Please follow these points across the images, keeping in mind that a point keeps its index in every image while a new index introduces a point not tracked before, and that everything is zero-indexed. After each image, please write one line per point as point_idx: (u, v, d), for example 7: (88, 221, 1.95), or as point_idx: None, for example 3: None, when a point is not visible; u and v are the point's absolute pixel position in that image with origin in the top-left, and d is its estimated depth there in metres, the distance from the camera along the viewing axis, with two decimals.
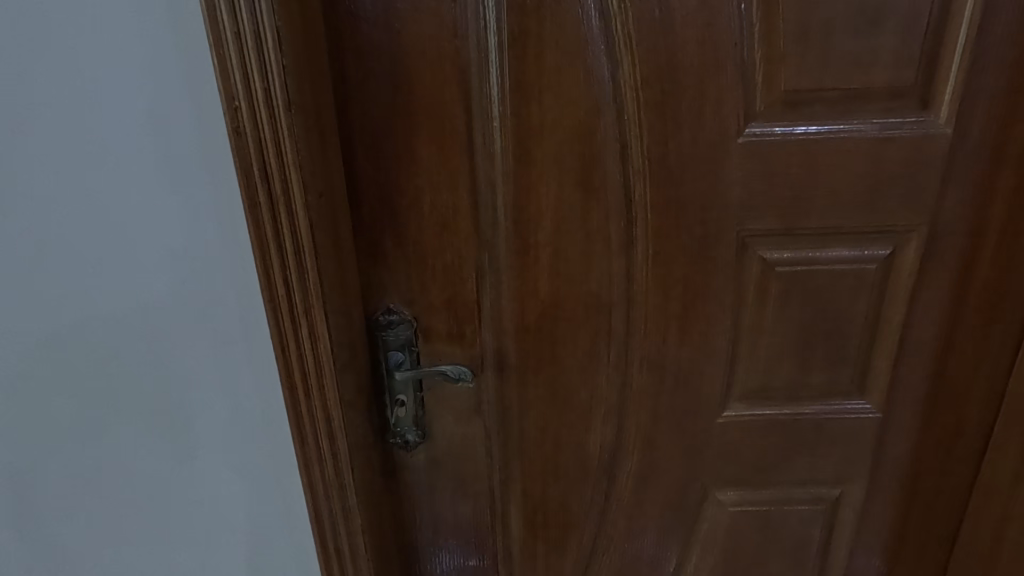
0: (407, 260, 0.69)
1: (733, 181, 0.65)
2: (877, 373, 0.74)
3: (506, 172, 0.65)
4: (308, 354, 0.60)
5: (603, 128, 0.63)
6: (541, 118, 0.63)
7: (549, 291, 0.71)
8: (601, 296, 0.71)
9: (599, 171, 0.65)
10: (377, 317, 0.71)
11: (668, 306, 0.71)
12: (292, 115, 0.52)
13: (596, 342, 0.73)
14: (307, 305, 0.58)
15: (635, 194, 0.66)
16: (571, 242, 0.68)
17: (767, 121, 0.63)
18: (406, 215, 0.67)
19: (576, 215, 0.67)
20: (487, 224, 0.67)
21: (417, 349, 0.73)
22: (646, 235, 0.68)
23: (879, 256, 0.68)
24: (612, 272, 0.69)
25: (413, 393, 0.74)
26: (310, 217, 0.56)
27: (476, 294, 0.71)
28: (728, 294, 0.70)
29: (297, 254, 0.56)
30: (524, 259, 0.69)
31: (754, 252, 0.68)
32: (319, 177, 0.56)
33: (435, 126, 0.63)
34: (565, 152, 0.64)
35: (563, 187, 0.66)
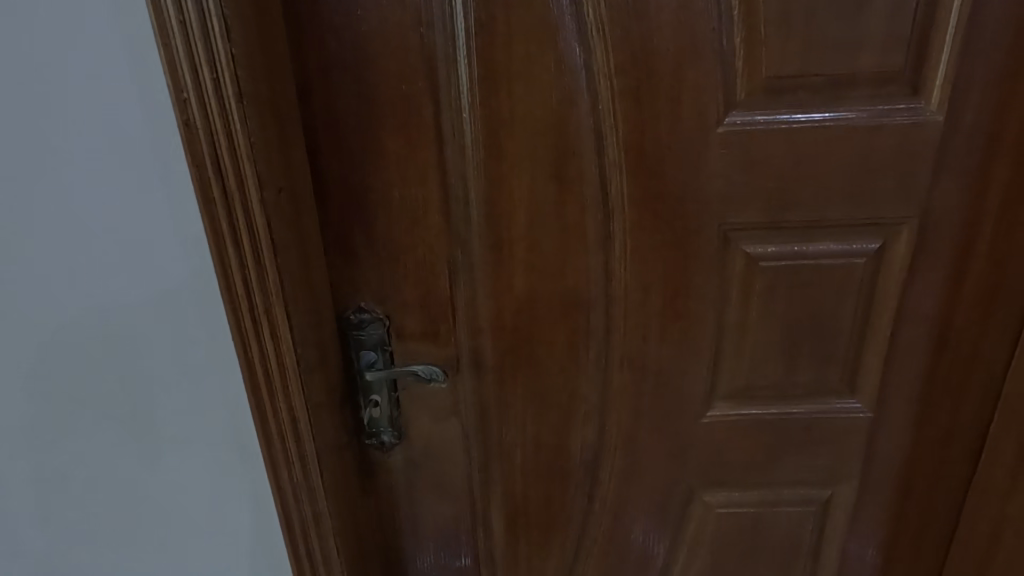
0: (377, 257, 0.67)
1: (714, 173, 0.62)
2: (867, 371, 0.72)
3: (477, 165, 0.63)
4: (271, 354, 0.59)
5: (577, 118, 0.61)
6: (512, 108, 0.60)
7: (525, 288, 0.68)
8: (579, 293, 0.68)
9: (574, 163, 0.62)
10: (348, 316, 0.69)
11: (649, 303, 0.68)
12: (244, 106, 0.50)
13: (575, 340, 0.71)
14: (267, 304, 0.57)
15: (611, 186, 0.63)
16: (546, 238, 0.66)
17: (749, 109, 0.60)
18: (375, 211, 0.65)
19: (551, 209, 0.64)
20: (459, 219, 0.65)
21: (391, 349, 0.71)
22: (624, 229, 0.65)
23: (868, 250, 0.65)
24: (590, 268, 0.67)
25: (387, 393, 0.73)
26: (268, 213, 0.54)
27: (450, 292, 0.69)
28: (710, 290, 0.68)
29: (255, 251, 0.54)
30: (498, 255, 0.67)
31: (737, 247, 0.66)
32: (278, 172, 0.54)
33: (402, 118, 0.61)
34: (537, 143, 0.62)
35: (536, 181, 0.63)
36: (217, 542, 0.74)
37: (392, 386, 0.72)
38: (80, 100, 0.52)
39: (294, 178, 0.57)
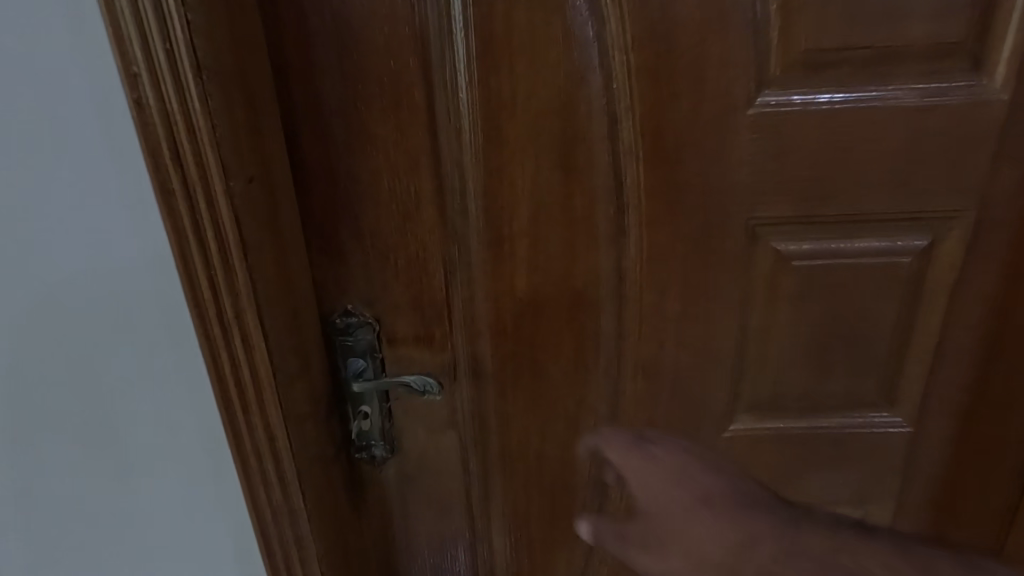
0: (365, 255, 0.60)
1: (743, 160, 0.55)
2: (908, 381, 0.64)
3: (475, 152, 0.56)
4: (244, 366, 0.53)
5: (587, 98, 0.54)
6: (515, 88, 0.54)
7: (528, 289, 0.62)
8: (588, 294, 0.62)
9: (583, 149, 0.55)
10: (334, 320, 0.63)
11: (666, 306, 0.62)
12: (204, 82, 0.43)
13: (583, 347, 0.64)
14: (237, 310, 0.51)
15: (625, 175, 0.56)
16: (551, 233, 0.59)
17: (784, 87, 0.53)
18: (362, 204, 0.58)
19: (558, 201, 0.58)
20: (454, 213, 0.59)
21: (382, 355, 0.65)
22: (639, 224, 0.58)
23: (914, 248, 0.58)
24: (600, 266, 0.60)
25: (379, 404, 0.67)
26: (236, 208, 0.47)
27: (446, 293, 0.62)
28: (735, 291, 0.61)
29: (223, 252, 0.48)
30: (498, 253, 0.60)
31: (766, 244, 0.59)
32: (249, 161, 0.48)
33: (390, 99, 0.54)
34: (542, 127, 0.55)
35: (541, 169, 0.56)
36: (194, 561, 0.69)
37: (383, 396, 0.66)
38: (14, 78, 0.46)
39: (270, 167, 0.51)
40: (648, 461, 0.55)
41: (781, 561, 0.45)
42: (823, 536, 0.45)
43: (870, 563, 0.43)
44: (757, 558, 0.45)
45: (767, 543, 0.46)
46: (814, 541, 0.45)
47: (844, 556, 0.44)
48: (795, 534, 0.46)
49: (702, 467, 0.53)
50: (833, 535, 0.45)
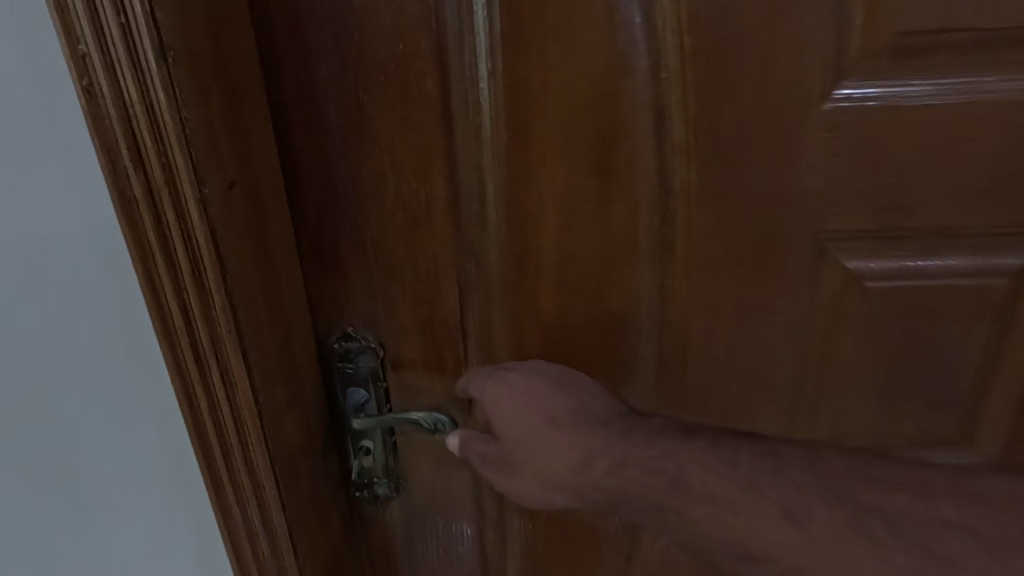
0: (368, 270, 0.52)
1: (813, 164, 0.46)
2: (991, 419, 0.56)
3: (496, 154, 0.48)
4: (224, 406, 0.45)
5: (631, 90, 0.45)
6: (545, 78, 0.45)
7: (554, 311, 0.53)
8: (625, 317, 0.53)
9: (624, 150, 0.47)
10: (332, 344, 0.55)
11: (715, 332, 0.53)
12: (169, 66, 0.35)
13: (617, 376, 0.56)
14: (215, 341, 0.42)
15: (673, 181, 0.48)
16: (583, 248, 0.51)
17: (867, 77, 0.44)
18: (364, 213, 0.50)
19: (592, 211, 0.49)
20: (471, 223, 0.51)
21: (386, 384, 0.57)
22: (687, 238, 0.50)
23: (1007, 268, 0.50)
24: (640, 286, 0.52)
25: (382, 438, 0.59)
26: (212, 222, 0.39)
27: (460, 315, 0.54)
28: (795, 315, 0.53)
29: (195, 275, 0.40)
30: (520, 270, 0.52)
31: (835, 262, 0.50)
32: (228, 166, 0.40)
33: (398, 91, 0.46)
34: (576, 125, 0.47)
35: (573, 174, 0.48)
36: None
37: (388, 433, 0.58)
38: None
39: (254, 172, 0.42)
40: (505, 387, 0.53)
41: (614, 472, 0.53)
42: (649, 445, 0.52)
43: (688, 469, 0.50)
44: (594, 470, 0.53)
45: (605, 458, 0.53)
46: (639, 454, 0.52)
47: (667, 463, 0.51)
48: (621, 444, 0.52)
49: (557, 391, 0.54)
50: (657, 443, 0.52)
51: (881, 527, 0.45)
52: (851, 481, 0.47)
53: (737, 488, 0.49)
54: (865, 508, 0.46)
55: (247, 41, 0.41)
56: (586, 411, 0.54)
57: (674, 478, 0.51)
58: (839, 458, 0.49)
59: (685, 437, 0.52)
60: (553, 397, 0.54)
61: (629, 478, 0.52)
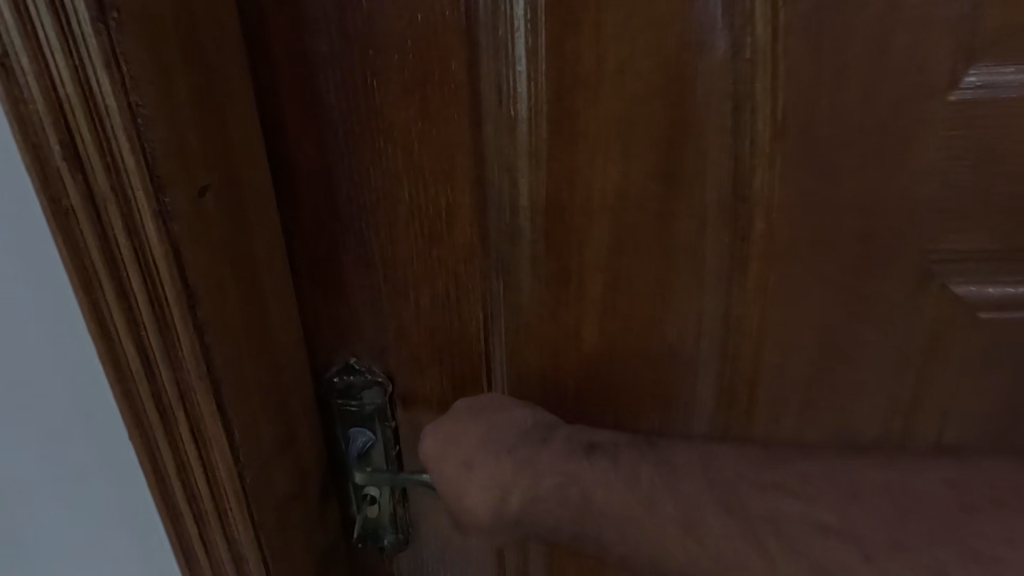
0: (375, 291, 0.44)
1: (927, 168, 0.38)
2: None
3: (534, 153, 0.39)
4: (196, 464, 0.37)
5: (705, 75, 0.36)
6: (599, 58, 0.36)
7: (597, 343, 0.45)
8: (681, 349, 0.45)
9: (693, 150, 0.38)
10: (331, 378, 0.46)
11: (791, 369, 0.44)
12: (112, 32, 0.26)
13: (670, 419, 0.47)
14: (182, 388, 0.34)
15: (751, 188, 0.39)
16: (636, 268, 0.42)
17: (1007, 60, 0.35)
18: (372, 223, 0.42)
19: (649, 224, 0.40)
20: (500, 238, 0.42)
21: (395, 425, 0.48)
22: (763, 259, 0.41)
23: None
24: (701, 312, 0.43)
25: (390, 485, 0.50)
26: (175, 242, 0.31)
27: (483, 345, 0.45)
28: (892, 351, 0.43)
29: (155, 309, 0.32)
30: (558, 294, 0.43)
31: (945, 289, 0.41)
32: (197, 170, 0.31)
33: (415, 73, 0.37)
34: (635, 118, 0.38)
35: (628, 179, 0.39)
36: None
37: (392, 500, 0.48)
38: None
39: (234, 177, 0.33)
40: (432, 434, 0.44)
41: (531, 506, 0.44)
42: (556, 468, 0.43)
43: (591, 491, 0.43)
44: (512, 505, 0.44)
45: (517, 492, 0.43)
46: (547, 482, 0.43)
47: (572, 486, 0.43)
48: (529, 471, 0.43)
49: (477, 425, 0.44)
50: (561, 465, 0.43)
51: (772, 534, 0.40)
52: (742, 487, 0.42)
53: (632, 502, 0.43)
54: (759, 514, 0.41)
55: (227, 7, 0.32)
56: (489, 436, 0.43)
57: (580, 503, 0.43)
58: (734, 461, 0.44)
59: (591, 454, 0.44)
60: (464, 434, 0.44)
61: (545, 509, 0.44)
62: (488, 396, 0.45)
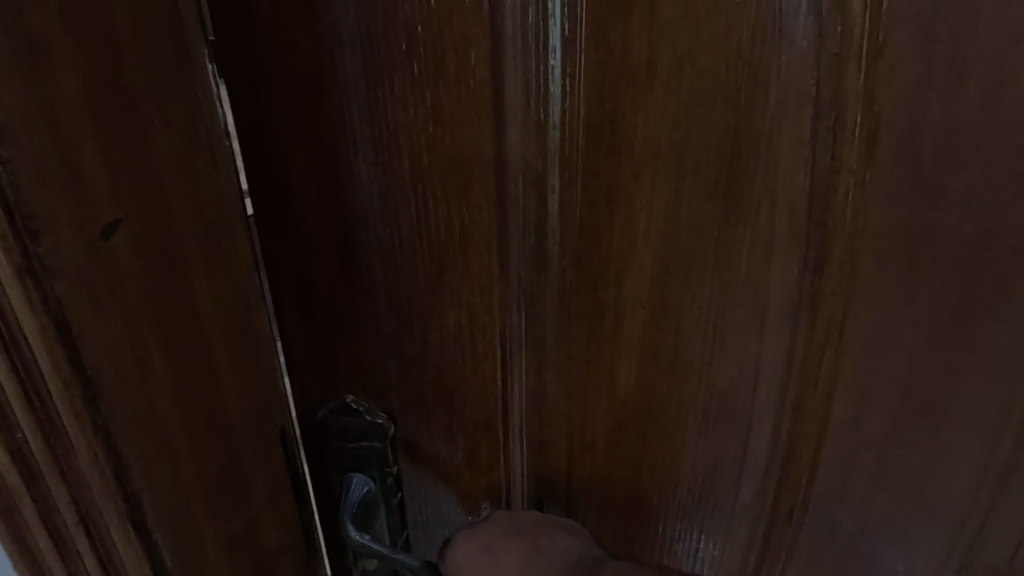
0: (375, 322, 0.38)
1: None
2: None
3: (566, 165, 0.33)
4: (101, 560, 0.32)
5: (783, 70, 0.29)
6: (652, 49, 0.30)
7: (634, 388, 0.38)
8: (736, 397, 0.38)
9: (764, 164, 0.31)
10: (323, 416, 0.41)
11: (864, 422, 0.38)
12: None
13: (717, 471, 0.41)
14: (72, 483, 0.30)
15: (832, 211, 0.32)
16: (686, 304, 0.35)
17: None
18: (370, 245, 0.35)
19: (706, 253, 0.34)
20: (521, 266, 0.35)
21: (396, 471, 0.43)
22: (840, 297, 0.34)
23: None
24: (761, 356, 0.36)
25: (390, 535, 0.44)
26: (58, 304, 0.27)
27: (500, 386, 0.39)
28: (996, 410, 0.36)
29: (30, 394, 0.28)
30: (589, 331, 0.37)
31: None
32: (97, 212, 0.28)
33: (423, 67, 0.31)
34: (693, 125, 0.31)
35: (681, 199, 0.32)
36: None
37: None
38: None
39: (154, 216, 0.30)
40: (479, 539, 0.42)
41: None
42: None
43: None
44: None
45: None
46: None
47: None
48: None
49: (521, 538, 0.43)
50: None
51: None
52: None
53: None
54: None
55: (119, 19, 0.28)
56: (533, 558, 0.42)
57: None
58: None
59: None
60: (509, 544, 0.42)
61: None
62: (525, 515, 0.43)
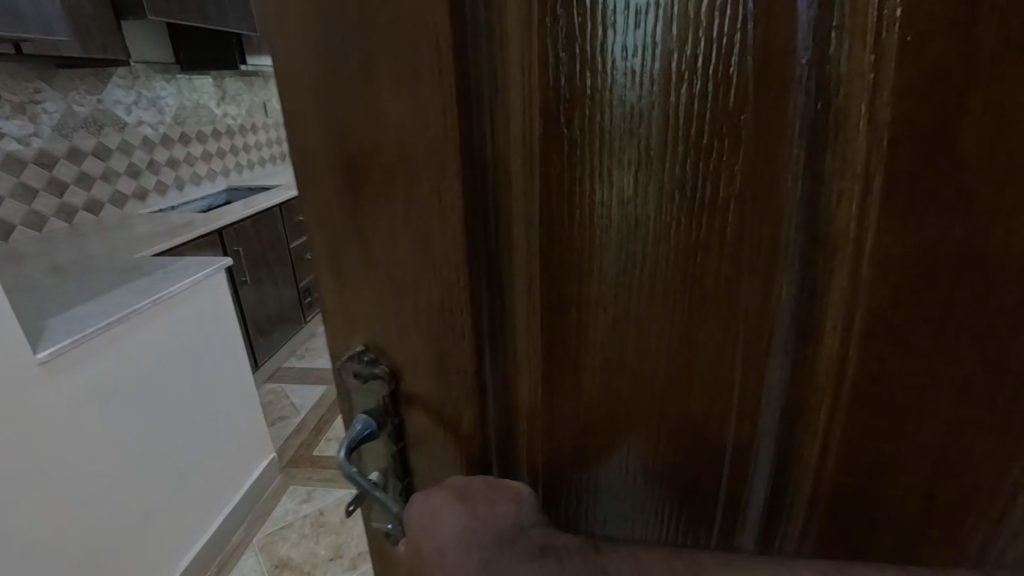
0: (348, 302, 0.39)
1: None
2: None
3: (519, 162, 0.31)
4: None
5: (758, 63, 0.25)
6: (606, 33, 0.27)
7: (596, 404, 0.35)
8: (712, 427, 0.33)
9: (736, 166, 0.27)
10: (348, 359, 0.41)
11: (874, 473, 0.31)
12: None
13: (692, 499, 0.36)
14: None
15: (827, 218, 0.27)
16: (650, 314, 0.32)
17: None
18: (336, 229, 0.36)
19: (668, 260, 0.30)
20: (465, 267, 0.34)
21: (403, 425, 0.42)
22: (839, 331, 0.29)
23: None
24: (740, 383, 0.32)
25: (392, 479, 0.44)
26: None
27: (459, 382, 0.38)
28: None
29: None
30: (546, 332, 0.34)
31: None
32: None
33: (369, 62, 0.30)
34: (646, 115, 0.27)
35: (643, 199, 0.29)
36: None
37: (349, 514, 0.39)
38: None
39: None
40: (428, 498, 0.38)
41: None
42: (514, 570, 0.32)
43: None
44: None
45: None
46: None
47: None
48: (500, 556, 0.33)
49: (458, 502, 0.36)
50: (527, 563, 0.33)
51: None
52: None
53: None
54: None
55: None
56: (469, 528, 0.35)
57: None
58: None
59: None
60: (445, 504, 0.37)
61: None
62: (479, 479, 0.38)
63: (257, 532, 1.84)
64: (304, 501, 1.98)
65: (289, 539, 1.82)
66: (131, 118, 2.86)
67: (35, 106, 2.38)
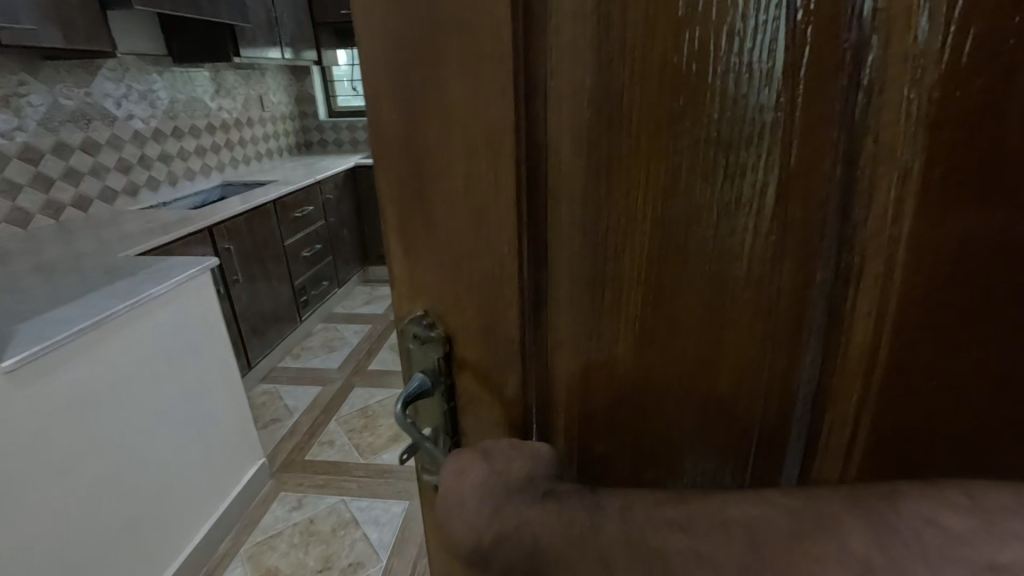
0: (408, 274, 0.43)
1: None
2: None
3: (562, 144, 0.33)
4: None
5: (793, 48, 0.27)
6: (644, 26, 0.28)
7: (626, 378, 0.37)
8: (741, 399, 0.34)
9: (771, 143, 0.29)
10: (407, 322, 0.44)
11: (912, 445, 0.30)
12: None
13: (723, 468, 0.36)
14: None
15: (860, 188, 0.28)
16: (683, 289, 0.33)
17: None
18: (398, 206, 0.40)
19: (698, 235, 0.31)
20: (506, 243, 0.36)
21: (453, 386, 0.45)
22: (871, 312, 0.29)
23: None
24: (771, 353, 0.33)
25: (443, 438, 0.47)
26: None
27: (503, 351, 0.40)
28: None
29: None
30: (582, 305, 0.36)
31: None
32: None
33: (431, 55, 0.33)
34: (683, 97, 0.29)
35: (678, 176, 0.30)
36: None
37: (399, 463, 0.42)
38: None
39: None
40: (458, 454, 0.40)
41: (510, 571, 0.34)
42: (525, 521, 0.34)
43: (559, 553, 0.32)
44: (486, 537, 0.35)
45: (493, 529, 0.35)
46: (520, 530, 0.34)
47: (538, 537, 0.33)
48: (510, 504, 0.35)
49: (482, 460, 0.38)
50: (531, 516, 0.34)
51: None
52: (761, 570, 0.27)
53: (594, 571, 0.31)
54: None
55: None
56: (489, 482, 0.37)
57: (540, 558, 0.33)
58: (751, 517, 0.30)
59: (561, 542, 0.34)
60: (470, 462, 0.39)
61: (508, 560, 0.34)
62: (502, 442, 0.40)
63: (243, 540, 1.79)
64: (293, 510, 1.92)
65: (277, 549, 1.77)
66: (122, 112, 2.73)
67: (19, 98, 2.24)
